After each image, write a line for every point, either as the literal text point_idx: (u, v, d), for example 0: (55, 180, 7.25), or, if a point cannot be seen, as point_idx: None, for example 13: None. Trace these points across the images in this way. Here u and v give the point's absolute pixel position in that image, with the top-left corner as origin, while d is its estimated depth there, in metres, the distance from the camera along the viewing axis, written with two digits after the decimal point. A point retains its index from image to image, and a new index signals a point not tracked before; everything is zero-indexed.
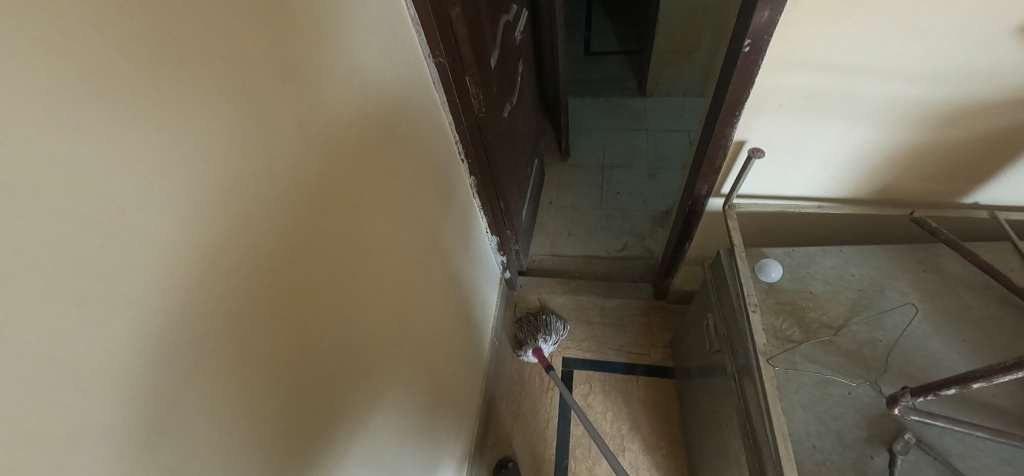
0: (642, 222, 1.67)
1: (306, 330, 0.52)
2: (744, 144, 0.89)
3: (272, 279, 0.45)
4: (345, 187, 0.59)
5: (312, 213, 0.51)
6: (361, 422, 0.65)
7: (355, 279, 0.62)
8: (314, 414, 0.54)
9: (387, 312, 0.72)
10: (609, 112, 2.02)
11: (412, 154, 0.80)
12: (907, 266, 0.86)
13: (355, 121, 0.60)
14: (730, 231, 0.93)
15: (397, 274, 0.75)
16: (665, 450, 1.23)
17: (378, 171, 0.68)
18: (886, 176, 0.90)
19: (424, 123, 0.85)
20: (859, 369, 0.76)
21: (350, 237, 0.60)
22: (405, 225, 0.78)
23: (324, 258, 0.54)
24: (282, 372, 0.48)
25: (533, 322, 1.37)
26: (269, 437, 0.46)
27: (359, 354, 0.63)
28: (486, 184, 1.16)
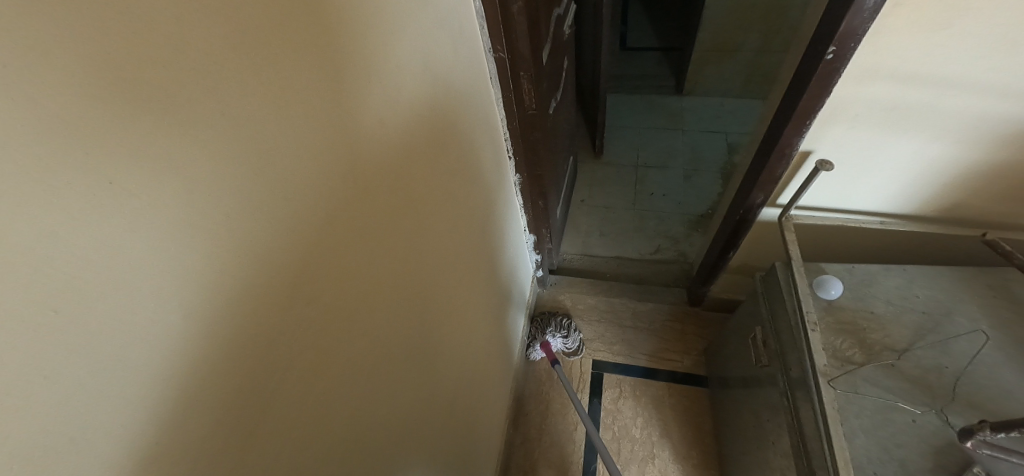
0: (676, 225, 1.63)
1: (376, 335, 0.50)
2: (810, 154, 0.85)
3: (348, 285, 0.43)
4: (414, 189, 0.57)
5: (383, 216, 0.50)
6: (413, 429, 0.64)
7: (416, 281, 0.61)
8: (378, 420, 0.53)
9: (438, 318, 0.71)
10: (645, 111, 1.97)
11: (468, 152, 0.78)
12: (977, 291, 0.82)
13: (424, 118, 0.59)
14: (787, 243, 0.90)
15: (450, 275, 0.74)
16: (696, 459, 1.21)
17: (440, 172, 0.66)
18: (959, 195, 0.85)
19: (479, 119, 0.83)
20: (925, 397, 0.73)
21: (413, 240, 0.59)
22: (458, 227, 0.76)
23: (391, 262, 0.53)
24: (355, 379, 0.47)
25: (545, 319, 1.42)
26: (340, 445, 0.45)
27: (415, 360, 0.62)
28: (531, 182, 1.14)
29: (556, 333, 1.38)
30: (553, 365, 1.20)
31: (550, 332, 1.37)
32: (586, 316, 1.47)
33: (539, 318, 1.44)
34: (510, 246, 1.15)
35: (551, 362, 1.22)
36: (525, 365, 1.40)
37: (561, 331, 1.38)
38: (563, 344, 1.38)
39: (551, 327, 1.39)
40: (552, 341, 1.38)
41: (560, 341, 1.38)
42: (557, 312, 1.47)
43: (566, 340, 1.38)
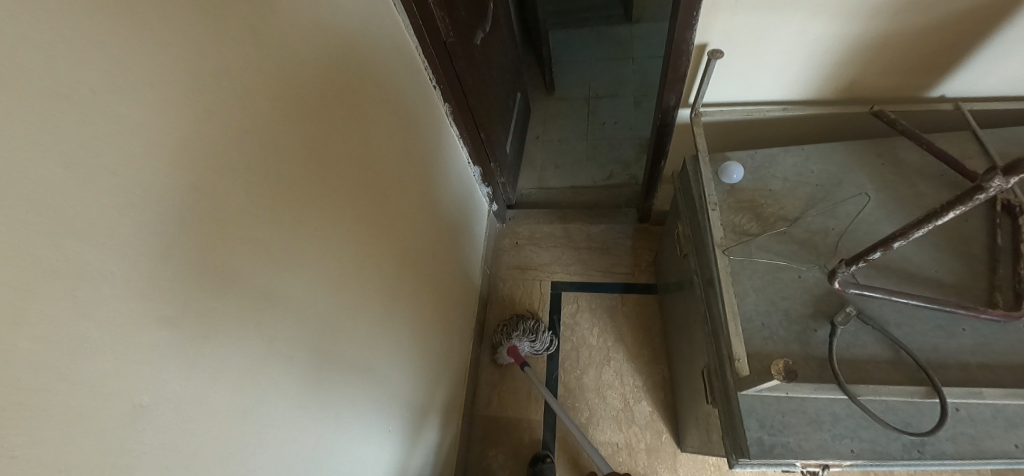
0: (627, 151, 1.68)
1: (325, 178, 0.66)
2: (706, 46, 0.89)
3: (264, 163, 0.53)
4: (352, 71, 0.73)
5: (293, 112, 0.58)
6: (356, 312, 0.75)
7: (364, 151, 0.77)
8: (318, 291, 0.65)
9: (373, 219, 0.80)
10: (596, 43, 1.97)
11: (394, 63, 0.88)
12: (867, 161, 0.88)
13: (319, 34, 0.63)
14: (696, 137, 0.96)
15: (398, 160, 0.90)
16: (647, 356, 1.34)
17: (353, 85, 0.73)
18: (852, 74, 0.89)
19: (390, 43, 0.87)
20: (811, 255, 0.81)
21: (332, 141, 0.67)
22: (385, 142, 0.84)
23: (310, 155, 0.62)
24: (305, 205, 0.61)
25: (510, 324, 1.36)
26: (276, 303, 0.56)
27: (362, 226, 0.76)
28: (463, 112, 1.20)
29: (523, 337, 1.32)
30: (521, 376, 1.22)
31: (517, 337, 1.33)
32: (543, 243, 1.57)
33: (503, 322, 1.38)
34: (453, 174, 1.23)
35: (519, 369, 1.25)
36: (489, 292, 1.51)
37: (528, 335, 1.33)
38: (531, 347, 1.34)
39: (516, 331, 1.33)
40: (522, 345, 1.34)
41: (528, 344, 1.34)
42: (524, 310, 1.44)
43: (534, 342, 1.34)
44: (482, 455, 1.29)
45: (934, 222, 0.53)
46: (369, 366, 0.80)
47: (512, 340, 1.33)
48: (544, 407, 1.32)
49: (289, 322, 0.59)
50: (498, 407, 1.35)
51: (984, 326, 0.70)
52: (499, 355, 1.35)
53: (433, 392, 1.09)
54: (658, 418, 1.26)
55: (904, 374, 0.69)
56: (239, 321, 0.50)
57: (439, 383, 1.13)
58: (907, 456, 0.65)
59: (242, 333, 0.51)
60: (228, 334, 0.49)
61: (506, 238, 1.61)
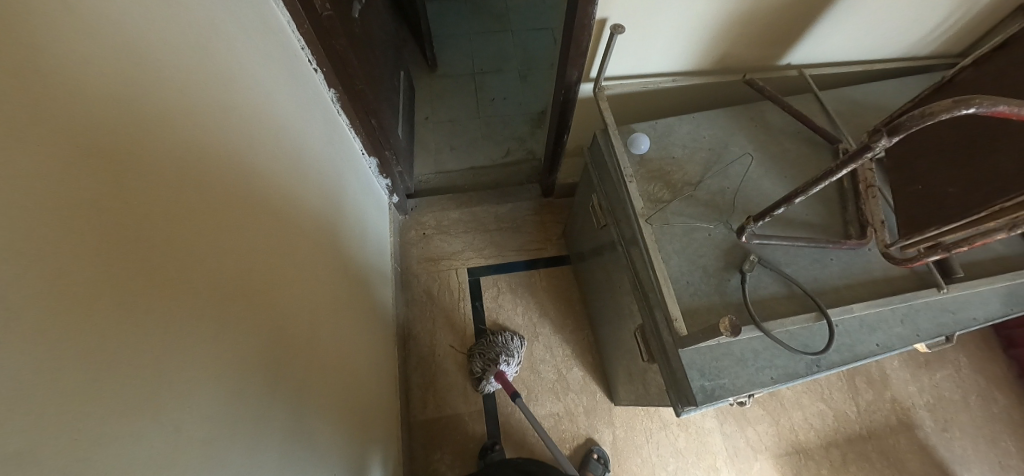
0: (521, 126, 1.66)
1: (190, 247, 0.43)
2: (606, 22, 0.89)
3: (117, 212, 0.34)
4: (199, 74, 0.50)
5: (144, 133, 0.39)
6: (273, 370, 0.58)
7: (235, 190, 0.54)
8: (231, 357, 0.48)
9: (265, 258, 0.61)
10: (471, 16, 1.88)
11: (250, 52, 0.66)
12: (742, 124, 1.00)
13: (153, 6, 0.44)
14: (602, 111, 0.97)
15: (277, 191, 0.67)
16: (572, 326, 1.38)
17: (214, 84, 0.53)
18: (722, 47, 0.98)
19: (249, 15, 0.67)
20: (715, 214, 0.90)
21: (205, 167, 0.48)
22: (267, 155, 0.65)
23: (181, 189, 0.43)
24: (174, 294, 0.40)
25: (488, 348, 1.27)
26: (184, 393, 0.39)
27: (248, 295, 0.54)
28: (352, 97, 1.04)
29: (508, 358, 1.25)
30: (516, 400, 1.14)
31: (502, 361, 1.24)
32: (452, 232, 1.48)
33: (479, 349, 1.28)
34: (346, 180, 1.04)
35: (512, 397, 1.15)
36: (403, 292, 1.38)
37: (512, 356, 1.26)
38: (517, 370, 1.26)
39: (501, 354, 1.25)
40: (507, 369, 1.25)
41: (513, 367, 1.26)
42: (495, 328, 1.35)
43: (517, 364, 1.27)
44: (427, 465, 1.20)
45: (830, 179, 0.63)
46: (300, 418, 0.65)
47: (497, 365, 1.24)
48: (483, 398, 1.28)
49: (206, 408, 0.42)
50: (436, 408, 1.27)
51: (845, 255, 0.88)
52: (486, 384, 1.24)
53: (369, 420, 0.96)
54: (592, 380, 1.32)
55: (797, 303, 0.82)
56: (140, 432, 0.33)
57: (373, 406, 1.00)
58: (809, 372, 0.79)
59: (150, 444, 0.34)
60: (133, 452, 0.32)
61: (412, 230, 1.48)
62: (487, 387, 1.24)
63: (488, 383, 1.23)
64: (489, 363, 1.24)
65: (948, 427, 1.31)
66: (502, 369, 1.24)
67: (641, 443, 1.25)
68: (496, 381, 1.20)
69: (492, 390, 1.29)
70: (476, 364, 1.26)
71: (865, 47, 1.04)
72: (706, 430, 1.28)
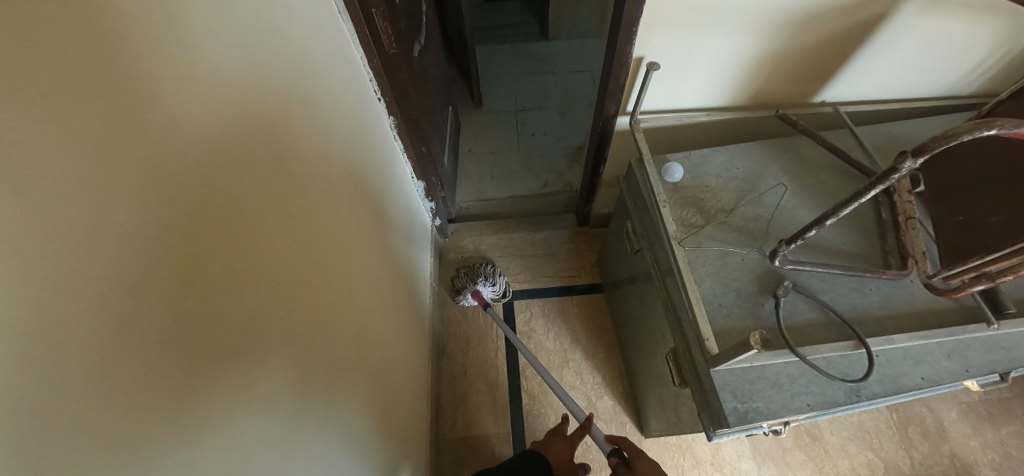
0: (559, 158, 1.75)
1: (269, 250, 0.51)
2: (642, 60, 0.97)
3: (227, 210, 0.42)
4: (294, 105, 0.60)
5: (252, 133, 0.48)
6: (327, 352, 0.64)
7: (308, 205, 0.63)
8: (289, 333, 0.53)
9: (331, 254, 0.69)
10: (517, 59, 2.04)
11: (330, 89, 0.77)
12: (777, 156, 1.03)
13: (268, 40, 0.55)
14: (638, 141, 1.04)
15: (342, 210, 0.76)
16: (603, 353, 1.39)
17: (304, 102, 0.64)
18: (756, 85, 1.04)
19: (332, 58, 0.80)
20: (748, 240, 0.92)
21: (289, 168, 0.57)
22: (337, 167, 0.75)
23: (269, 184, 0.51)
24: (255, 285, 0.46)
25: (472, 270, 1.42)
26: (254, 354, 0.45)
27: (311, 298, 0.61)
28: (408, 125, 1.16)
29: (486, 280, 1.41)
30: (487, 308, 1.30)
31: (480, 280, 1.40)
32: (489, 254, 1.55)
33: (465, 269, 1.44)
34: (397, 203, 1.13)
35: (483, 306, 1.32)
36: (439, 310, 1.44)
37: (490, 279, 1.41)
38: (492, 292, 1.42)
39: (481, 276, 1.41)
40: (484, 288, 1.41)
41: (489, 289, 1.42)
42: (466, 262, 1.52)
43: (494, 287, 1.42)
44: None
45: (859, 201, 0.66)
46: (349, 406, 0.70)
47: (474, 284, 1.40)
48: (511, 419, 1.29)
49: (267, 375, 0.47)
50: (465, 427, 1.28)
51: (886, 286, 0.87)
52: (463, 297, 1.41)
53: (404, 429, 0.99)
54: (621, 409, 1.30)
55: (835, 332, 0.82)
56: (225, 386, 0.39)
57: (408, 412, 1.04)
58: (849, 400, 0.77)
59: (228, 391, 0.39)
60: (217, 393, 0.37)
61: (451, 251, 1.56)
62: (462, 300, 1.42)
63: (463, 295, 1.41)
64: (469, 280, 1.40)
65: None
66: (480, 287, 1.40)
67: None
68: (471, 296, 1.37)
69: (521, 412, 1.30)
70: (458, 279, 1.43)
71: (902, 86, 1.07)
72: (743, 472, 1.22)
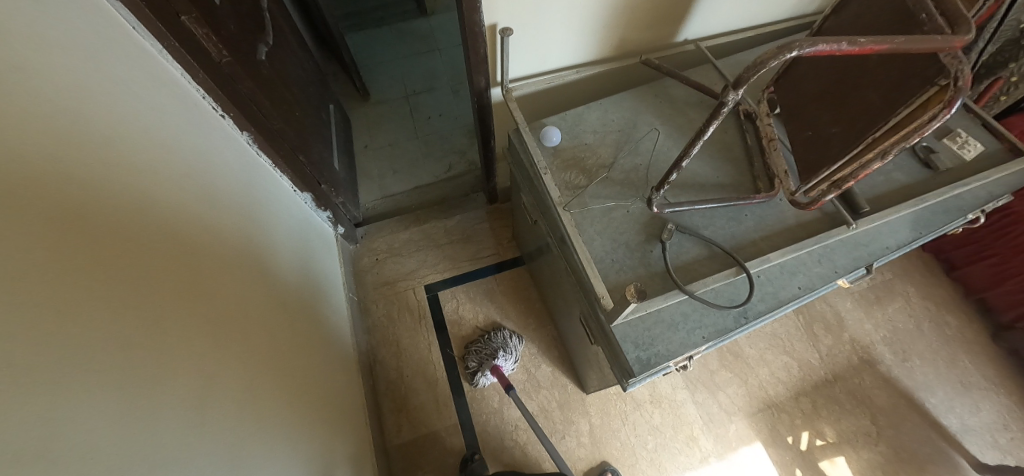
0: (459, 139, 1.69)
1: (110, 322, 0.45)
2: (496, 26, 0.92)
3: (28, 296, 0.37)
4: (95, 152, 0.52)
5: (31, 198, 0.40)
6: (205, 408, 0.57)
7: (150, 258, 0.56)
8: (148, 403, 0.47)
9: (187, 303, 0.61)
10: (397, 40, 1.91)
11: (151, 121, 0.68)
12: (648, 101, 1.04)
13: (17, 79, 0.45)
14: (512, 111, 1.00)
15: (200, 251, 0.69)
16: (535, 324, 1.40)
17: (98, 144, 0.53)
18: (618, 34, 1.03)
19: (147, 85, 0.70)
20: (631, 190, 0.93)
21: (93, 222, 0.48)
22: (172, 205, 0.65)
23: (68, 248, 0.43)
24: (93, 366, 0.41)
25: (488, 345, 1.30)
26: (100, 445, 0.40)
27: (182, 356, 0.56)
28: (271, 137, 1.06)
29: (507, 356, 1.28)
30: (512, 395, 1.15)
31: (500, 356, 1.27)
32: (405, 252, 1.50)
33: (479, 344, 1.31)
34: (282, 225, 1.05)
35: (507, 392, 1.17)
36: (363, 320, 1.38)
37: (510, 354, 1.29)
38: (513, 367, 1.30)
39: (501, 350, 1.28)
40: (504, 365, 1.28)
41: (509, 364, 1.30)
42: (383, 267, 1.47)
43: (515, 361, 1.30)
44: None
45: (703, 137, 0.69)
46: (246, 456, 0.64)
47: (494, 360, 1.27)
48: (456, 410, 1.28)
49: (119, 460, 0.41)
50: (411, 430, 1.26)
51: (758, 209, 0.92)
52: (481, 377, 1.27)
53: (335, 456, 0.94)
54: (561, 374, 1.33)
55: (719, 262, 0.86)
56: None
57: (339, 436, 0.99)
58: (738, 324, 0.82)
59: None
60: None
61: (364, 257, 1.49)
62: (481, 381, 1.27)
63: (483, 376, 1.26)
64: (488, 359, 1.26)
65: (907, 357, 1.35)
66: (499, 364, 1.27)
67: (618, 427, 1.26)
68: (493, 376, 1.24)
69: (465, 401, 1.29)
70: (475, 357, 1.29)
71: (752, 13, 1.11)
72: (679, 402, 1.30)
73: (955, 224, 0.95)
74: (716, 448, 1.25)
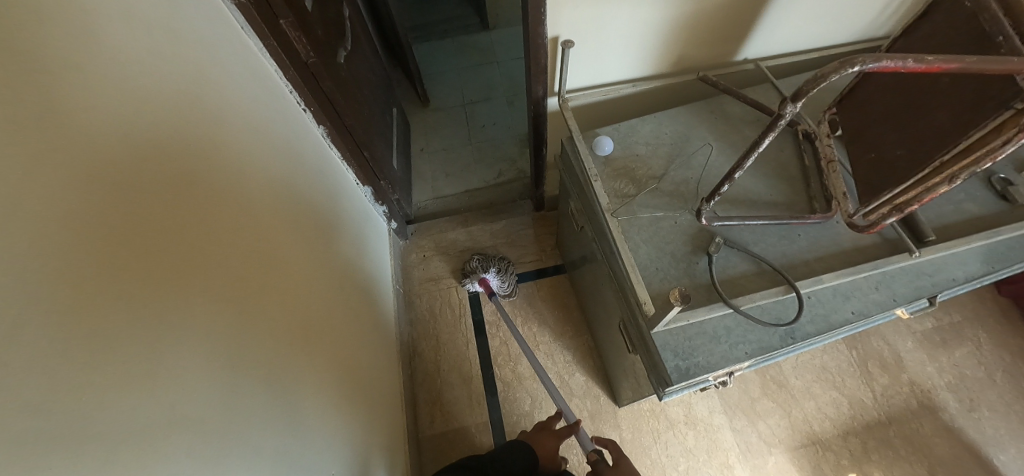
0: (510, 147, 1.76)
1: (197, 278, 0.52)
2: (558, 39, 0.97)
3: (138, 250, 0.44)
4: (204, 135, 0.61)
5: (148, 168, 0.48)
6: (266, 367, 0.64)
7: (235, 229, 0.64)
8: (222, 346, 0.54)
9: (260, 270, 0.69)
10: (459, 53, 2.03)
11: (247, 110, 0.77)
12: (702, 118, 1.06)
13: (151, 68, 0.54)
14: (567, 120, 1.05)
15: (275, 227, 0.77)
16: (571, 331, 1.41)
17: (207, 122, 0.63)
18: (675, 51, 1.06)
19: (246, 79, 0.80)
20: (679, 202, 0.94)
21: (197, 186, 0.57)
22: (259, 182, 0.74)
23: (172, 207, 0.51)
24: (184, 314, 0.48)
25: (486, 259, 1.43)
26: (185, 381, 0.46)
27: (249, 318, 0.62)
28: (341, 133, 1.16)
29: (498, 271, 1.41)
30: (489, 300, 1.29)
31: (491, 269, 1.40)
32: (451, 250, 1.56)
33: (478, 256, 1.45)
34: (344, 213, 1.14)
35: (487, 297, 1.32)
36: (407, 311, 1.45)
37: (502, 272, 1.41)
38: (499, 285, 1.42)
39: (494, 267, 1.41)
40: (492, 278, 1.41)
41: (497, 281, 1.41)
42: (429, 263, 1.54)
43: (503, 281, 1.42)
44: None
45: (758, 150, 0.70)
46: (297, 418, 0.69)
47: (484, 270, 1.40)
48: (487, 408, 1.31)
49: (197, 399, 0.47)
50: (444, 422, 1.30)
51: (813, 230, 0.91)
52: (469, 280, 1.42)
53: (372, 432, 0.99)
54: (594, 383, 1.33)
55: (767, 280, 0.85)
56: (152, 416, 0.41)
57: (377, 415, 1.04)
58: (785, 344, 0.80)
59: (149, 420, 0.40)
60: (131, 415, 0.38)
61: (413, 252, 1.57)
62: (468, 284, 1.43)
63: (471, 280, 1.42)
64: (479, 267, 1.40)
65: (976, 408, 1.24)
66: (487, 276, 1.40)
67: (649, 444, 1.24)
68: (478, 282, 1.38)
69: (497, 400, 1.32)
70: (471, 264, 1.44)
71: (815, 35, 1.10)
72: (716, 427, 1.26)
73: None
74: None
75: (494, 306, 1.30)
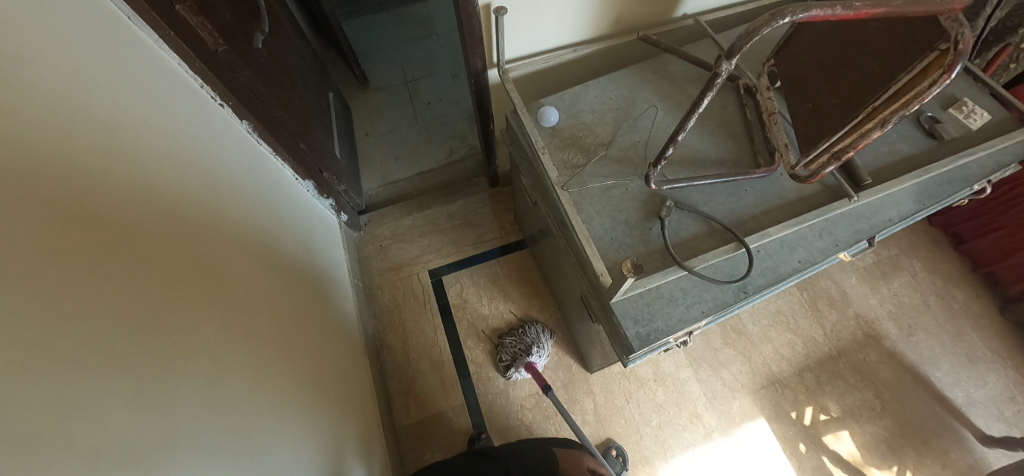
0: (460, 123, 1.69)
1: (115, 308, 0.47)
2: (490, 6, 0.90)
3: (40, 289, 0.39)
4: (98, 146, 0.54)
5: (37, 194, 0.42)
6: (212, 388, 0.59)
7: (152, 244, 0.58)
8: (154, 381, 0.49)
9: (191, 283, 0.63)
10: (395, 26, 1.90)
11: (150, 110, 0.68)
12: (646, 79, 1.03)
13: (21, 75, 0.46)
14: (509, 92, 1.00)
15: (201, 235, 0.70)
16: (538, 305, 1.41)
17: (101, 131, 0.55)
18: (614, 11, 1.02)
19: (144, 75, 0.71)
20: (629, 169, 0.93)
21: (102, 207, 0.50)
22: (176, 190, 0.67)
23: (74, 234, 0.45)
24: (103, 352, 0.43)
25: (522, 339, 1.30)
26: (117, 424, 0.42)
27: (185, 340, 0.57)
28: (270, 126, 1.06)
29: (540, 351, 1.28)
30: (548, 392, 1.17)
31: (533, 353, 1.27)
32: (408, 237, 1.51)
33: (510, 337, 1.32)
34: (284, 210, 1.06)
35: (545, 390, 1.19)
36: (370, 305, 1.40)
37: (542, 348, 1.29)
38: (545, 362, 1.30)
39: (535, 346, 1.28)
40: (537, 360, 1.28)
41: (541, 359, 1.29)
42: (386, 253, 1.49)
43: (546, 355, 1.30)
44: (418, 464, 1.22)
45: (698, 110, 0.68)
46: (254, 435, 0.66)
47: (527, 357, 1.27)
48: (463, 391, 1.31)
49: (138, 438, 0.44)
50: (420, 410, 1.29)
51: (758, 184, 0.92)
52: (513, 372, 1.28)
53: (343, 431, 0.97)
54: (565, 354, 1.35)
55: (719, 238, 0.86)
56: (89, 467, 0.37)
57: (347, 415, 1.01)
58: (738, 299, 0.82)
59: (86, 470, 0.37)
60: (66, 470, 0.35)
61: (368, 244, 1.51)
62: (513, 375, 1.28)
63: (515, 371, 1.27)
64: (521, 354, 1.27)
65: (914, 332, 1.35)
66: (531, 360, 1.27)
67: (622, 405, 1.28)
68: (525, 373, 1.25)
69: (471, 382, 1.32)
70: (508, 353, 1.30)
71: None
72: (683, 379, 1.31)
73: (961, 195, 0.93)
74: (720, 424, 1.26)
75: (556, 400, 1.17)
